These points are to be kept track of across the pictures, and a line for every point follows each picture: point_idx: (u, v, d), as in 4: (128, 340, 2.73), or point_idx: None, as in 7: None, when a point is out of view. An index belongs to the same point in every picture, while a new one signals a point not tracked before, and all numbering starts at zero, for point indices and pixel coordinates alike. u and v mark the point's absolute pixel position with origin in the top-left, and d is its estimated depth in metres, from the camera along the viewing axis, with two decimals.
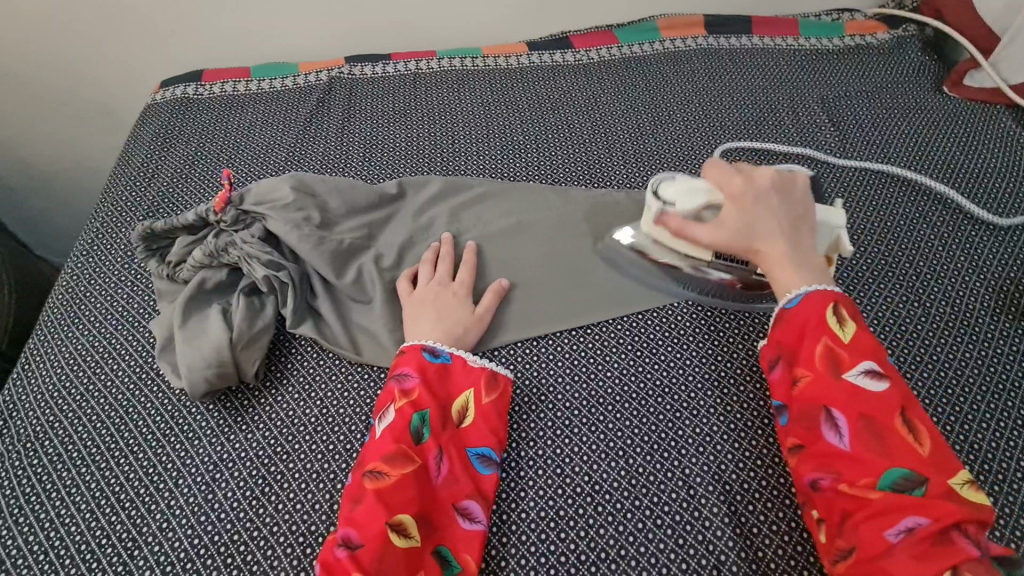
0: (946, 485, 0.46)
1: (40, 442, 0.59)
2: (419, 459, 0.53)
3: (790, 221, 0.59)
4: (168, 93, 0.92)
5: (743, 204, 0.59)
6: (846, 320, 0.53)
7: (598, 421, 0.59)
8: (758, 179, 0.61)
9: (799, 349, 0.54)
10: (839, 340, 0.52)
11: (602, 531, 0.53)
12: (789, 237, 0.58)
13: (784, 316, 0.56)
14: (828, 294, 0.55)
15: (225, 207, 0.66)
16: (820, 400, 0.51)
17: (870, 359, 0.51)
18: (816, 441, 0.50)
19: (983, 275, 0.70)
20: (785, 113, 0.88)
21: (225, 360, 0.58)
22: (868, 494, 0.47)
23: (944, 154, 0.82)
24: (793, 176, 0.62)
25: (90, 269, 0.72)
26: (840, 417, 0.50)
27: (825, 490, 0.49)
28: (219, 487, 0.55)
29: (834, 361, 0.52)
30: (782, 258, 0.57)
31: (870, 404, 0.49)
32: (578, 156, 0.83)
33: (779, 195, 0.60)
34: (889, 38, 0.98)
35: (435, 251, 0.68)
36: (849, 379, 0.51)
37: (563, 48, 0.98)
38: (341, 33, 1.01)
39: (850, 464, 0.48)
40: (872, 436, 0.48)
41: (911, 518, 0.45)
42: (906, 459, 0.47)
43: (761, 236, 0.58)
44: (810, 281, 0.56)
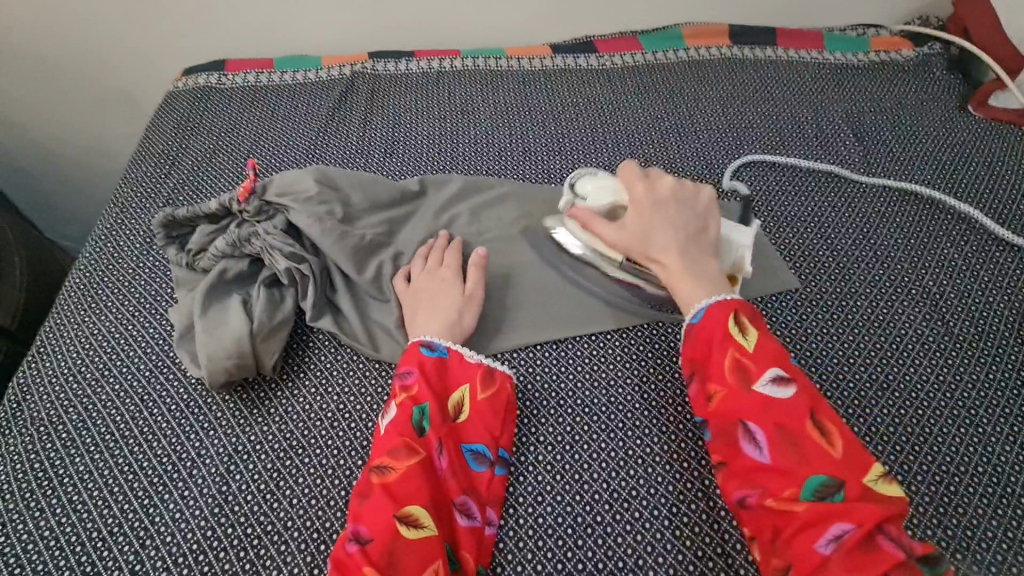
0: (862, 486, 0.45)
1: (54, 427, 0.58)
2: (422, 452, 0.52)
3: (688, 231, 0.60)
4: (191, 81, 0.92)
5: (642, 211, 0.61)
6: (748, 328, 0.53)
7: (617, 428, 0.58)
8: (659, 190, 0.62)
9: (709, 364, 0.53)
10: (744, 349, 0.52)
11: (619, 540, 0.52)
12: (688, 248, 0.59)
13: (693, 331, 0.55)
14: (728, 303, 0.55)
15: (249, 197, 0.65)
16: (735, 415, 0.50)
17: (775, 365, 0.51)
18: (738, 457, 0.49)
19: (1007, 296, 0.69)
20: (808, 126, 0.88)
21: (245, 352, 0.58)
22: (792, 507, 0.45)
23: (968, 174, 0.82)
24: (698, 189, 0.63)
25: (108, 254, 0.72)
26: (756, 430, 0.49)
27: (753, 507, 0.48)
28: (234, 479, 0.55)
29: (742, 371, 0.51)
30: (678, 268, 0.58)
31: (780, 412, 0.49)
32: (600, 160, 0.83)
33: (678, 205, 0.61)
34: (914, 55, 0.98)
35: (429, 246, 0.68)
36: (758, 390, 0.50)
37: (587, 52, 0.98)
38: (366, 28, 1.01)
39: (772, 477, 0.47)
40: (788, 446, 0.47)
41: (836, 526, 0.44)
42: (822, 465, 0.46)
43: (657, 247, 0.59)
44: (702, 291, 0.56)
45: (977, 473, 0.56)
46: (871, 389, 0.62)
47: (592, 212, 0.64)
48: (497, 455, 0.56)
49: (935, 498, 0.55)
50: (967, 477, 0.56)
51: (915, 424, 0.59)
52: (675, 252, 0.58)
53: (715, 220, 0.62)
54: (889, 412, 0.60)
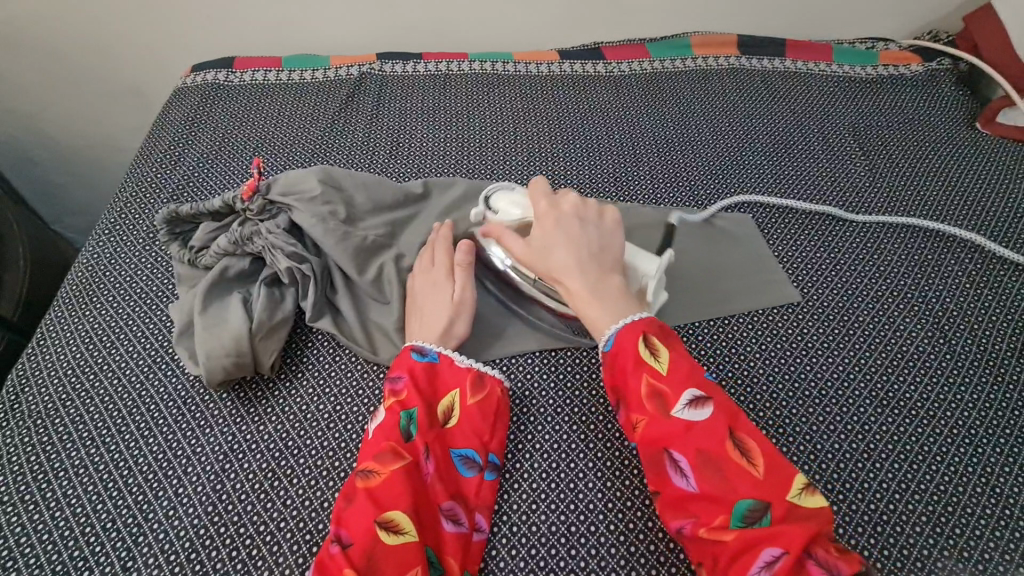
0: (788, 504, 0.45)
1: (51, 420, 0.58)
2: (407, 458, 0.52)
3: (589, 252, 0.58)
4: (199, 77, 0.92)
5: (544, 227, 0.59)
6: (660, 348, 0.52)
7: (614, 438, 0.58)
8: (562, 207, 0.61)
9: (627, 392, 0.52)
10: (658, 374, 0.51)
11: (612, 550, 0.52)
12: (589, 268, 0.57)
13: (608, 358, 0.55)
14: (637, 326, 0.54)
15: (252, 195, 0.66)
16: (657, 443, 0.50)
17: (689, 386, 0.50)
18: (666, 487, 0.49)
19: (1008, 315, 0.69)
20: (815, 139, 0.88)
21: (244, 351, 0.58)
22: (722, 536, 0.45)
23: (973, 190, 0.82)
24: (602, 209, 0.62)
25: (110, 248, 0.72)
26: (679, 458, 0.48)
27: (688, 538, 0.47)
28: (228, 478, 0.55)
29: (659, 398, 0.50)
30: (581, 291, 0.56)
31: (700, 437, 0.48)
32: (605, 168, 0.83)
33: (581, 223, 0.59)
34: (923, 70, 0.98)
35: (430, 243, 0.67)
36: (676, 415, 0.49)
37: (595, 59, 0.98)
38: (376, 29, 1.01)
39: (700, 504, 0.47)
40: (710, 470, 0.47)
41: (767, 553, 0.43)
42: (746, 488, 0.46)
43: (561, 268, 0.57)
44: (609, 316, 0.55)
45: (976, 494, 0.56)
46: (871, 405, 0.61)
47: (503, 227, 0.63)
48: (487, 461, 0.55)
49: (932, 516, 0.54)
50: (967, 499, 0.55)
51: (914, 442, 0.59)
52: (576, 275, 0.57)
53: (617, 239, 0.60)
54: (889, 429, 0.60)
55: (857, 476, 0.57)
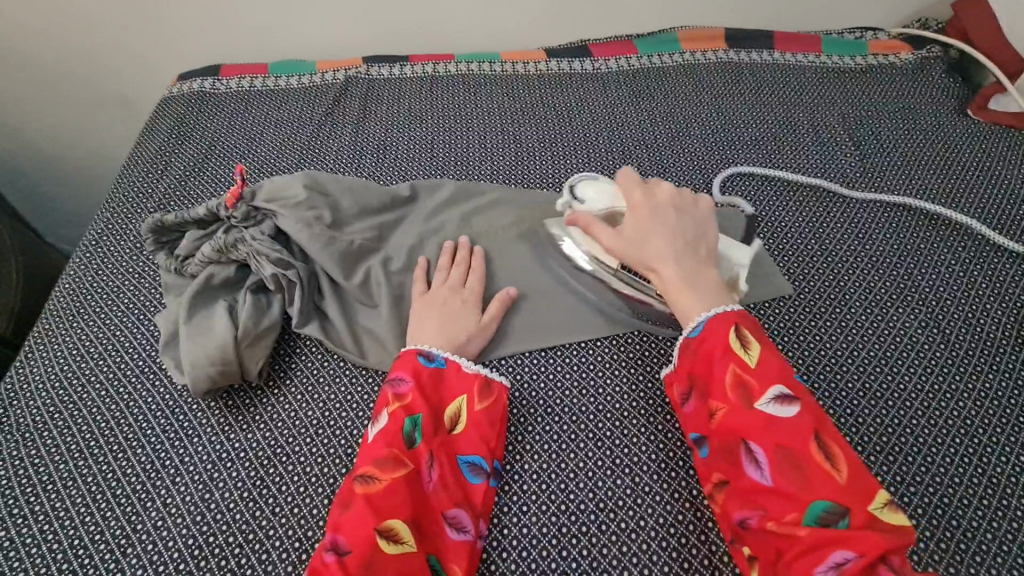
0: (867, 514, 0.44)
1: (39, 433, 0.58)
2: (411, 464, 0.52)
3: (685, 239, 0.60)
4: (186, 86, 0.92)
5: (641, 219, 0.61)
6: (751, 344, 0.53)
7: (605, 437, 0.58)
8: (657, 197, 0.63)
9: (711, 380, 0.53)
10: (747, 366, 0.52)
11: (605, 551, 0.51)
12: (684, 257, 0.59)
13: (694, 345, 0.55)
14: (728, 316, 0.55)
15: (236, 203, 0.65)
16: (737, 432, 0.50)
17: (779, 383, 0.50)
18: (738, 476, 0.49)
19: (1002, 303, 0.68)
20: (805, 130, 0.87)
21: (230, 359, 0.58)
22: (792, 532, 0.45)
23: (967, 179, 0.81)
24: (698, 199, 0.65)
25: (98, 259, 0.72)
26: (757, 449, 0.49)
27: (754, 529, 0.47)
28: (216, 487, 0.54)
29: (744, 389, 0.51)
30: (674, 277, 0.58)
31: (784, 432, 0.48)
32: (593, 165, 0.83)
33: (678, 212, 0.62)
34: (913, 58, 0.97)
35: (453, 253, 0.67)
36: (759, 408, 0.50)
37: (582, 56, 0.98)
38: (362, 32, 1.01)
39: (773, 499, 0.47)
40: (791, 467, 0.47)
41: (838, 554, 0.43)
42: (826, 489, 0.46)
43: (656, 256, 0.59)
44: (703, 304, 0.57)
45: (972, 485, 0.55)
46: (864, 397, 0.61)
47: (592, 216, 0.64)
48: (492, 467, 0.55)
49: (928, 509, 0.53)
50: (964, 490, 0.55)
51: (910, 434, 0.58)
52: (671, 262, 0.59)
53: (711, 230, 0.63)
54: (883, 421, 0.59)
55: None
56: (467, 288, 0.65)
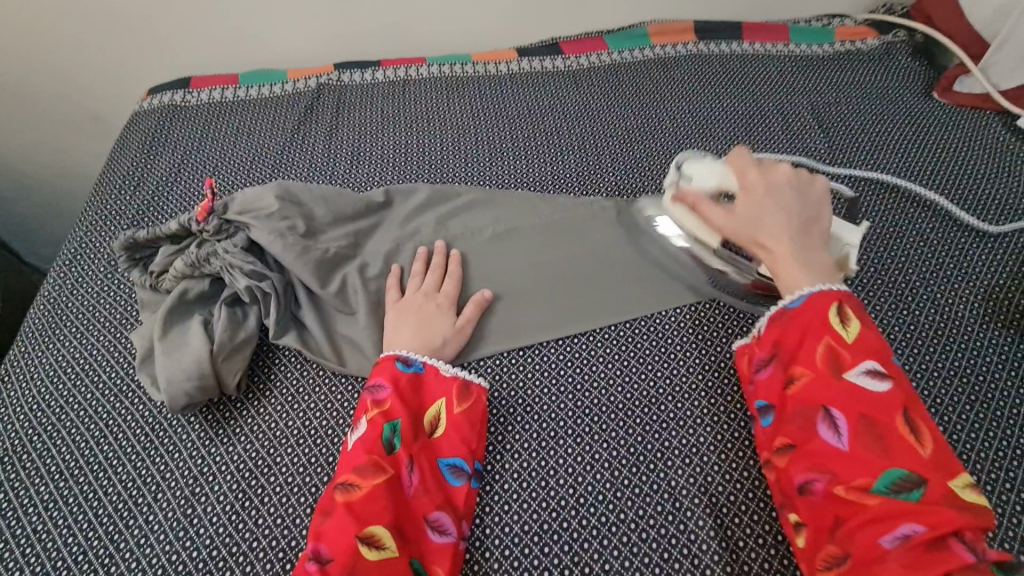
0: (947, 489, 0.45)
1: (18, 456, 0.58)
2: (391, 470, 0.52)
3: (800, 218, 0.59)
4: (155, 100, 0.91)
5: (755, 196, 0.60)
6: (851, 319, 0.53)
7: (584, 432, 0.58)
8: (775, 176, 0.61)
9: (800, 349, 0.53)
10: (841, 339, 0.52)
11: (586, 545, 0.52)
12: (798, 237, 0.58)
13: (787, 315, 0.56)
14: (830, 293, 0.54)
15: (208, 216, 0.65)
16: (817, 400, 0.51)
17: (873, 358, 0.51)
18: (815, 441, 0.50)
19: (972, 281, 0.70)
20: (775, 119, 0.88)
21: (206, 374, 0.58)
22: (862, 497, 0.46)
23: (934, 160, 0.82)
24: (813, 179, 0.62)
25: (72, 279, 0.71)
26: (838, 417, 0.49)
27: (821, 492, 0.48)
28: (199, 501, 0.55)
29: (834, 359, 0.51)
30: (789, 254, 0.57)
31: (871, 403, 0.49)
32: (567, 162, 0.83)
33: (795, 191, 0.60)
34: (879, 44, 0.98)
35: (426, 259, 0.68)
36: (848, 378, 0.50)
37: (553, 54, 0.98)
38: (332, 38, 1.01)
39: (846, 464, 0.48)
40: (871, 437, 0.48)
41: (907, 523, 0.44)
42: (904, 461, 0.46)
43: (770, 232, 0.58)
44: (816, 281, 0.56)
45: None
46: None
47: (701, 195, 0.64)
48: (474, 468, 0.55)
49: None
50: None
51: None
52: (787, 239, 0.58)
53: (828, 211, 0.61)
54: None
55: None
56: (442, 293, 0.65)
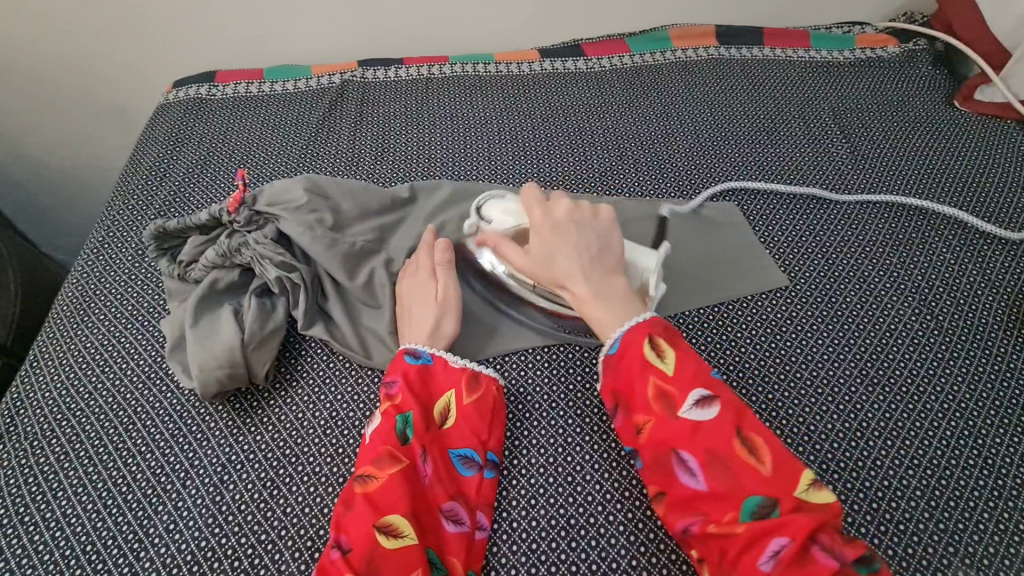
0: (795, 498, 0.46)
1: (47, 441, 0.58)
2: (406, 461, 0.52)
3: (591, 253, 0.59)
4: (181, 93, 0.92)
5: (545, 239, 0.60)
6: (667, 351, 0.53)
7: (609, 430, 0.59)
8: (557, 213, 0.61)
9: (634, 394, 0.53)
10: (665, 375, 0.52)
11: (612, 541, 0.53)
12: (592, 272, 0.58)
13: (615, 359, 0.55)
14: (643, 325, 0.55)
15: (239, 207, 0.65)
16: (666, 443, 0.50)
17: (697, 385, 0.51)
18: (674, 486, 0.49)
19: (993, 287, 0.70)
20: (797, 125, 0.89)
21: (237, 362, 0.58)
22: (731, 529, 0.45)
23: (957, 169, 0.82)
24: (597, 208, 0.63)
25: (98, 268, 0.72)
26: (687, 457, 0.49)
27: (697, 534, 0.47)
28: (227, 490, 0.55)
29: (665, 398, 0.51)
30: (586, 296, 0.57)
31: (708, 434, 0.49)
32: (590, 163, 0.84)
33: (578, 227, 0.60)
34: (900, 52, 0.98)
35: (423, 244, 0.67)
36: (684, 415, 0.50)
37: (576, 56, 0.99)
38: (356, 36, 1.02)
39: (709, 502, 0.47)
40: (718, 469, 0.47)
41: (775, 541, 0.44)
42: (753, 484, 0.46)
43: (565, 275, 0.58)
44: (617, 320, 0.56)
45: (968, 466, 0.57)
46: (860, 384, 0.62)
47: (501, 236, 0.64)
48: (485, 459, 0.56)
49: (926, 492, 0.55)
50: (960, 470, 0.56)
51: (907, 419, 0.60)
52: (581, 279, 0.58)
53: (617, 240, 0.61)
54: (880, 408, 0.60)
55: (851, 454, 0.57)
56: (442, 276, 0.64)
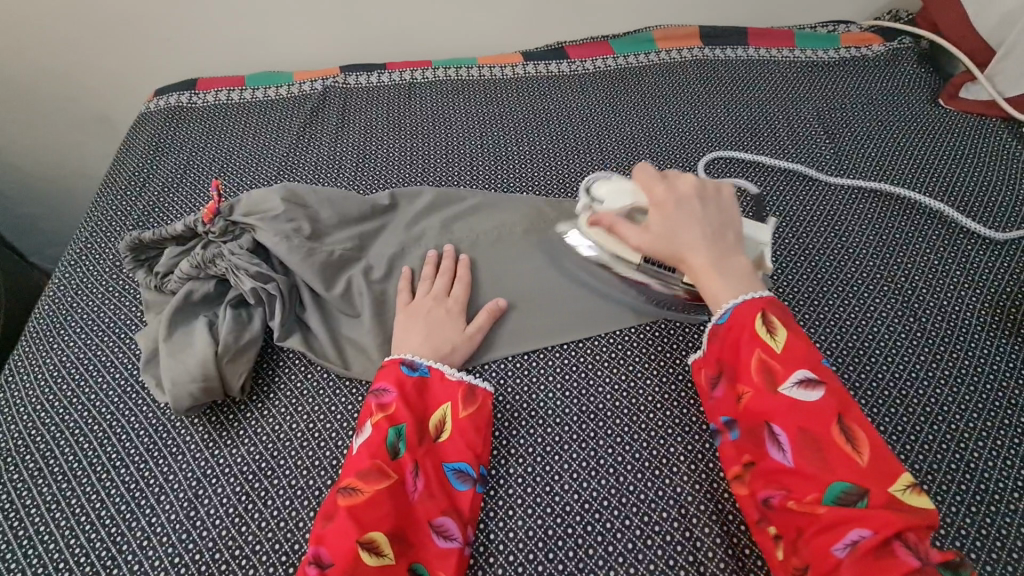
0: (887, 493, 0.44)
1: (22, 456, 0.58)
2: (395, 475, 0.52)
3: (711, 228, 0.59)
4: (161, 101, 0.92)
5: (666, 210, 0.60)
6: (778, 328, 0.52)
7: (588, 437, 0.58)
8: (680, 187, 0.62)
9: (737, 364, 0.53)
10: (772, 352, 0.51)
11: (590, 551, 0.52)
12: (711, 246, 0.58)
13: (721, 330, 0.55)
14: (756, 302, 0.54)
15: (214, 219, 0.65)
16: (761, 416, 0.50)
17: (805, 366, 0.49)
18: (764, 458, 0.49)
19: (977, 288, 0.69)
20: (781, 125, 0.88)
21: (210, 375, 0.58)
22: (814, 509, 0.46)
23: (942, 168, 0.82)
24: (719, 187, 0.63)
25: (76, 281, 0.71)
26: (781, 433, 0.49)
27: (776, 508, 0.48)
28: (202, 504, 0.54)
29: (768, 373, 0.50)
30: (705, 267, 0.57)
31: (807, 415, 0.48)
32: (572, 166, 0.83)
33: (701, 202, 0.61)
34: (885, 50, 0.98)
35: (436, 263, 0.67)
36: (783, 392, 0.49)
37: (559, 58, 0.98)
38: (338, 42, 1.01)
39: (796, 480, 0.47)
40: (812, 450, 0.47)
41: (855, 530, 0.43)
42: (845, 471, 0.45)
43: (685, 246, 0.58)
44: (738, 291, 0.55)
45: (949, 471, 0.56)
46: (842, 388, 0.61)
47: (615, 216, 0.63)
48: (480, 473, 0.55)
49: None
50: (940, 475, 0.56)
51: (888, 423, 0.59)
52: (703, 251, 0.57)
53: (736, 217, 0.61)
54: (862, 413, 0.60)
55: None
56: (451, 297, 0.65)
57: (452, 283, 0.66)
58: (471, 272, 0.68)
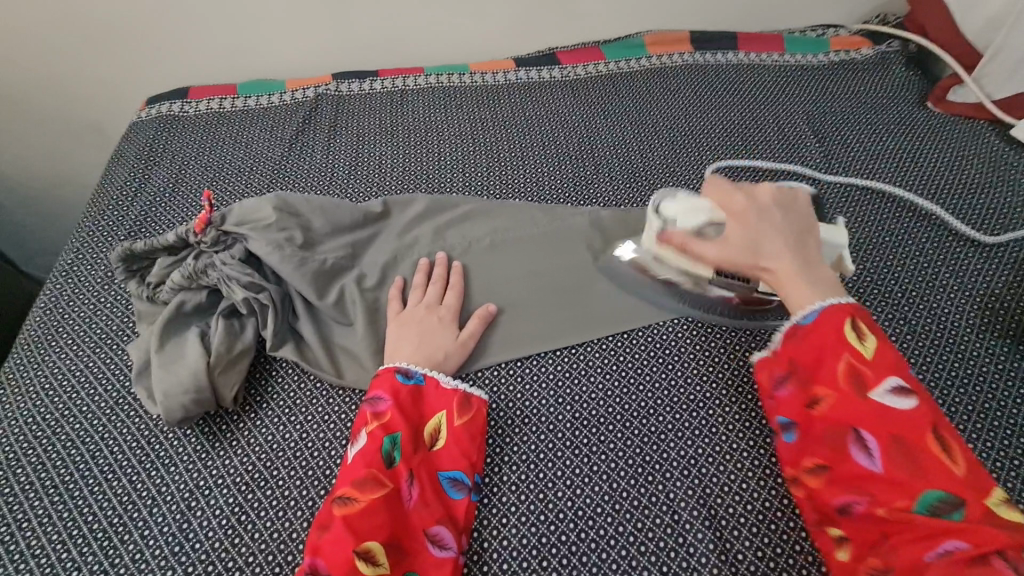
0: (984, 506, 0.44)
1: (13, 470, 0.57)
2: (390, 484, 0.52)
3: (795, 236, 0.58)
4: (153, 110, 0.91)
5: (748, 222, 0.58)
6: (867, 334, 0.52)
7: (582, 444, 0.58)
8: (759, 198, 0.60)
9: (820, 367, 0.53)
10: (861, 356, 0.51)
11: (583, 558, 0.52)
12: (797, 255, 0.57)
13: (806, 331, 0.55)
14: (841, 307, 0.54)
15: (205, 228, 0.65)
16: (844, 421, 0.50)
17: (894, 374, 0.50)
18: (844, 462, 0.49)
19: (967, 290, 0.70)
20: (771, 129, 0.89)
21: (203, 387, 0.57)
22: (905, 516, 0.45)
23: (930, 171, 0.82)
24: (794, 194, 0.62)
25: (69, 292, 0.71)
26: (868, 438, 0.49)
27: (859, 513, 0.48)
28: (195, 516, 0.54)
29: (856, 378, 0.51)
30: (793, 274, 0.56)
31: (898, 422, 0.48)
32: (565, 172, 0.83)
33: (783, 212, 0.59)
34: (873, 54, 0.99)
35: (428, 271, 0.68)
36: (874, 398, 0.49)
37: (550, 64, 0.98)
38: (331, 50, 1.02)
39: (881, 486, 0.47)
40: (902, 456, 0.47)
41: (951, 542, 0.43)
42: (940, 479, 0.45)
43: (770, 255, 0.57)
44: (825, 295, 0.55)
45: None
46: None
47: (688, 235, 0.60)
48: (474, 482, 0.55)
49: None
50: None
51: None
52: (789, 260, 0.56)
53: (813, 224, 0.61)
54: None
55: None
56: (443, 305, 0.65)
57: (445, 291, 0.67)
58: (465, 280, 0.69)
